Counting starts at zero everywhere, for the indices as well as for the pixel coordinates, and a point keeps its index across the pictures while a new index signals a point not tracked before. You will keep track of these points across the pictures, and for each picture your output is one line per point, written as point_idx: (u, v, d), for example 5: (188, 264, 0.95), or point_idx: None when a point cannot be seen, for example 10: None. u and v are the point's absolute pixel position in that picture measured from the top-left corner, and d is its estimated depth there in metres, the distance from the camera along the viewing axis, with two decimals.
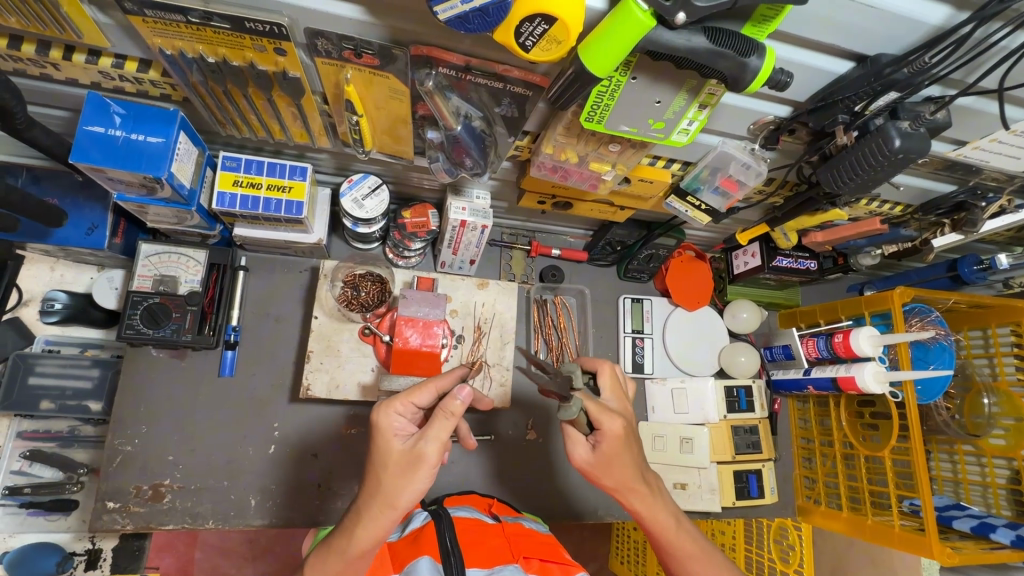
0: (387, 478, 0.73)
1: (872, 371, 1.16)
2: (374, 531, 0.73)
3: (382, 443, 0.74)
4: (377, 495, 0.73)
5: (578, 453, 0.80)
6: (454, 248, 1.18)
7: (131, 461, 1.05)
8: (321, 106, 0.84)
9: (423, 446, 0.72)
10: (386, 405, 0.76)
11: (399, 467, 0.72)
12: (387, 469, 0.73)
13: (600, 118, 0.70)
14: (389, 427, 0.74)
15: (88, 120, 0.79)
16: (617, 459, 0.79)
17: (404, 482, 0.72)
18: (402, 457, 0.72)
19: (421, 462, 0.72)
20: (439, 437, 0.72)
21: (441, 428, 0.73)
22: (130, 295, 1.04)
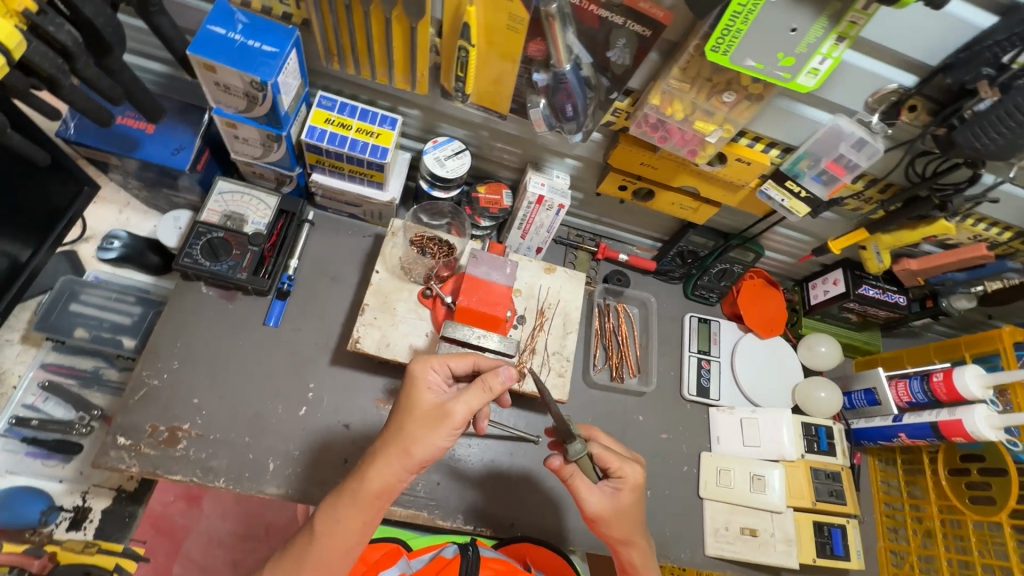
0: (406, 427, 0.69)
1: (984, 415, 1.02)
2: (383, 474, 0.68)
3: (411, 393, 0.72)
4: (394, 441, 0.69)
5: (591, 500, 0.81)
6: (524, 231, 1.15)
7: (154, 397, 0.96)
8: (433, 40, 0.85)
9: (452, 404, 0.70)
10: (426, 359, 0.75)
11: (419, 416, 0.70)
12: (410, 419, 0.70)
13: (726, 49, 0.68)
14: (424, 380, 0.73)
15: (212, 23, 0.81)
16: (628, 509, 0.82)
17: (422, 435, 0.69)
18: (428, 410, 0.69)
19: (443, 419, 0.69)
20: (469, 400, 0.70)
21: (474, 397, 0.70)
22: (196, 225, 1.02)
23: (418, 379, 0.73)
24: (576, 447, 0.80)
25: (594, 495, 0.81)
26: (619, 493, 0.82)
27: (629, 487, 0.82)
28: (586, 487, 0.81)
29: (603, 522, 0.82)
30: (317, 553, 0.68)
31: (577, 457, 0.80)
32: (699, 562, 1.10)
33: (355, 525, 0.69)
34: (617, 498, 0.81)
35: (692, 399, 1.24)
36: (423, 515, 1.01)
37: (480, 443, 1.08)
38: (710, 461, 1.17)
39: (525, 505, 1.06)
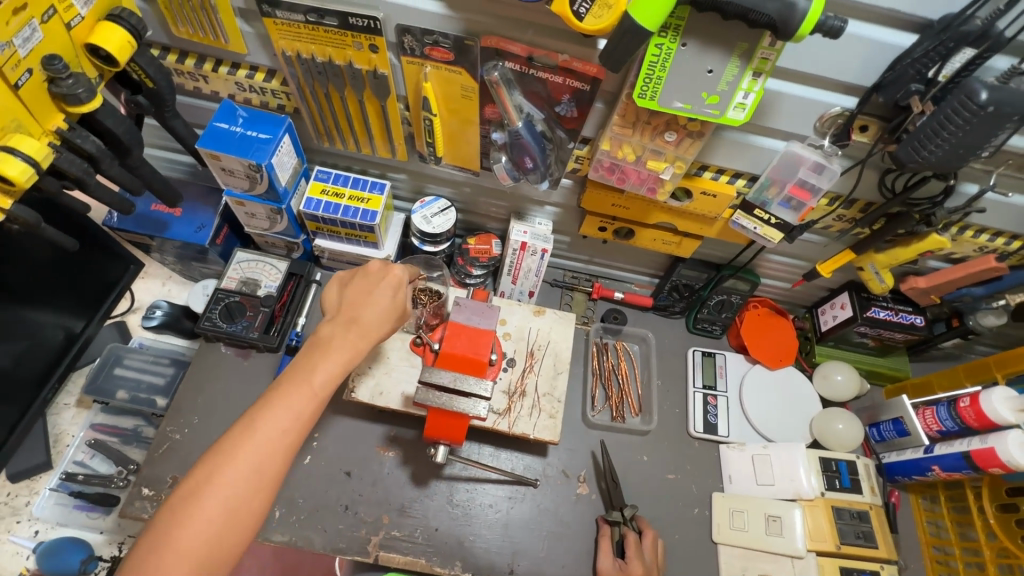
0: (385, 314, 0.83)
1: (1018, 441, 0.93)
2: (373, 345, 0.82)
3: (389, 290, 0.85)
4: (376, 322, 0.82)
5: (603, 560, 1.00)
6: (514, 277, 1.20)
7: (176, 450, 1.06)
8: (404, 114, 0.95)
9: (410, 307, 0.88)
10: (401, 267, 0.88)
11: (395, 310, 0.84)
12: (386, 309, 0.84)
13: (652, 94, 0.73)
14: (401, 283, 0.86)
15: (218, 120, 0.96)
16: None
17: (395, 326, 0.85)
18: (402, 307, 0.85)
19: (405, 316, 0.86)
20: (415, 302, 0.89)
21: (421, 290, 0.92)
22: (216, 291, 1.15)
23: (400, 280, 0.87)
24: (617, 513, 1.04)
25: (609, 560, 1.00)
26: (628, 568, 0.98)
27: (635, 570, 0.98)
28: (606, 552, 1.02)
29: None
30: (317, 392, 0.75)
31: (615, 522, 1.04)
32: None
33: (343, 370, 0.78)
34: (625, 570, 0.98)
35: (699, 437, 1.20)
36: (421, 562, 1.02)
37: (479, 487, 1.09)
38: (723, 502, 1.12)
39: (526, 551, 1.05)
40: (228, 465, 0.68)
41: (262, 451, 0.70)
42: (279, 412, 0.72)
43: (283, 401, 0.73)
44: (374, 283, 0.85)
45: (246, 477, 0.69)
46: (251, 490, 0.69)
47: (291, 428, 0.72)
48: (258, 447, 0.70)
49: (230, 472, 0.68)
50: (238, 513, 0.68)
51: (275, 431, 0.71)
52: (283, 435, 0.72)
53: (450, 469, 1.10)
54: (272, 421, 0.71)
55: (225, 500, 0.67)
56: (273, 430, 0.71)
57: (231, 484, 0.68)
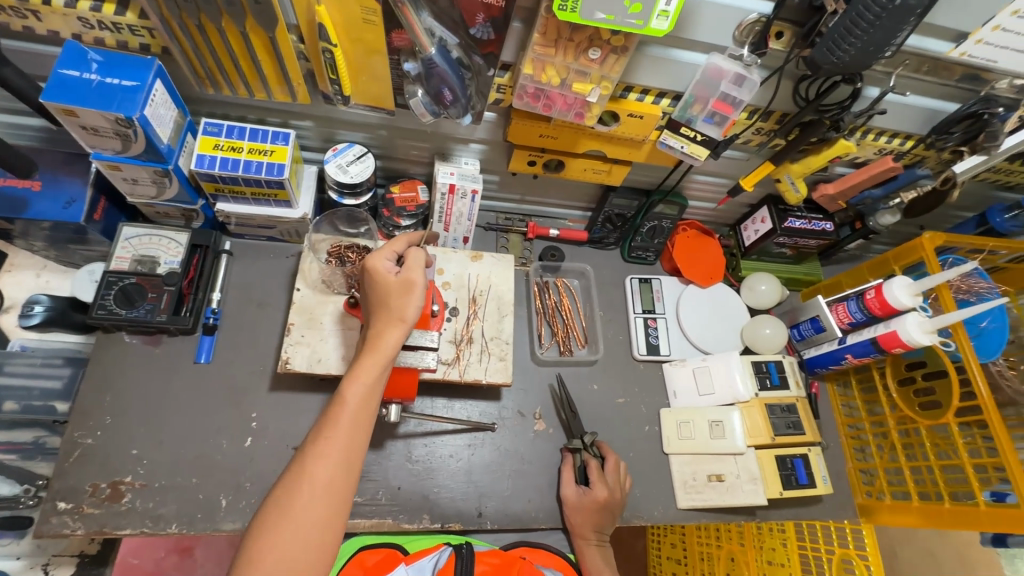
0: (387, 304, 0.78)
1: (916, 322, 1.04)
2: (395, 337, 0.76)
3: (376, 282, 0.80)
4: (383, 317, 0.78)
5: (567, 488, 1.04)
6: (446, 223, 1.14)
7: (90, 456, 0.94)
8: (298, 47, 0.84)
9: (410, 272, 0.80)
10: (379, 253, 0.82)
11: (392, 293, 0.79)
12: (386, 303, 0.78)
13: (573, 6, 0.68)
14: (383, 265, 0.80)
15: (64, 65, 0.79)
16: (588, 512, 1.02)
17: (400, 303, 0.78)
18: (395, 284, 0.79)
19: (410, 285, 0.79)
20: (420, 264, 0.81)
21: (416, 258, 0.82)
22: (106, 274, 1.00)
23: (382, 269, 0.80)
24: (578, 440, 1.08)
25: (572, 488, 1.04)
26: (592, 490, 1.02)
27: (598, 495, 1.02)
28: (569, 479, 1.05)
29: (569, 509, 1.03)
30: (357, 413, 0.71)
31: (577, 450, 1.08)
32: (673, 517, 1.12)
33: (378, 383, 0.74)
34: (590, 494, 1.02)
35: (643, 359, 1.25)
36: (388, 521, 1.00)
37: (436, 440, 1.08)
38: (671, 416, 1.18)
39: (493, 493, 1.06)
40: (285, 517, 0.64)
41: (323, 487, 0.66)
42: (326, 441, 0.68)
43: (320, 441, 0.68)
44: (366, 287, 0.82)
45: (313, 517, 0.64)
46: (323, 527, 0.65)
47: (344, 458, 0.68)
48: (311, 487, 0.65)
49: (292, 522, 0.64)
50: (319, 556, 0.64)
51: (329, 464, 0.67)
52: (336, 467, 0.67)
53: (405, 427, 1.07)
54: (322, 456, 0.67)
55: (297, 535, 0.63)
56: (326, 465, 0.67)
57: (297, 532, 0.63)
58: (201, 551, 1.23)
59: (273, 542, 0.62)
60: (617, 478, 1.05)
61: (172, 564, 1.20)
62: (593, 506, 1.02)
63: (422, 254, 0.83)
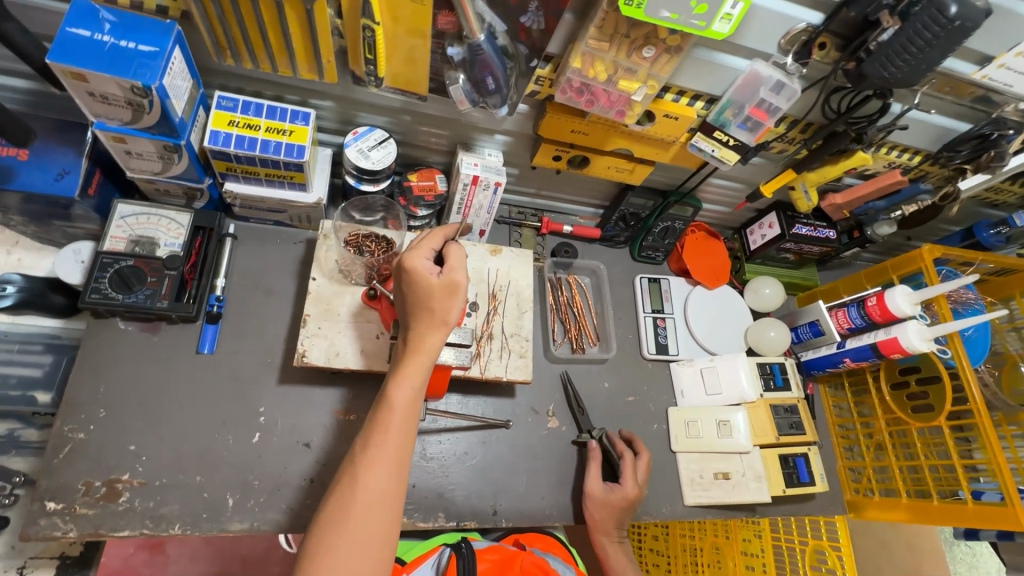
0: (431, 305, 0.78)
1: (916, 330, 1.09)
2: (437, 340, 0.78)
3: (417, 282, 0.79)
4: (426, 320, 0.78)
5: (591, 481, 1.04)
6: (465, 214, 1.11)
7: (83, 451, 0.87)
8: (334, 22, 0.79)
9: (454, 272, 0.79)
10: (416, 252, 0.81)
11: (435, 294, 0.78)
12: (428, 305, 0.78)
13: (639, 2, 0.67)
14: (424, 265, 0.79)
15: (72, 24, 0.71)
16: (615, 506, 1.03)
17: (444, 305, 0.78)
18: (438, 286, 0.78)
19: (453, 286, 0.79)
20: (461, 263, 0.81)
21: (457, 257, 0.81)
22: (100, 255, 0.92)
23: (423, 270, 0.79)
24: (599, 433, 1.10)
25: (597, 483, 1.04)
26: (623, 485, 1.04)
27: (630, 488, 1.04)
28: (593, 472, 1.05)
29: (592, 502, 1.03)
30: (403, 420, 0.74)
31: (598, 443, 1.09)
32: (680, 514, 1.14)
33: (422, 387, 0.76)
34: (616, 490, 1.03)
35: (652, 358, 1.26)
36: (402, 520, 0.98)
37: (451, 437, 1.05)
38: (678, 415, 1.20)
39: (508, 491, 1.05)
40: (344, 526, 0.67)
41: (377, 495, 0.70)
42: (376, 453, 0.71)
43: (368, 451, 0.72)
44: (404, 286, 0.81)
45: (370, 525, 0.68)
46: (380, 531, 0.69)
47: (395, 464, 0.72)
48: (365, 496, 0.69)
49: (350, 531, 0.67)
50: (378, 556, 0.68)
51: (381, 472, 0.71)
52: (387, 474, 0.71)
53: (419, 423, 1.05)
54: (373, 465, 0.71)
55: (357, 540, 0.67)
56: (379, 473, 0.71)
57: (356, 538, 0.67)
58: (173, 548, 1.23)
59: (333, 551, 0.66)
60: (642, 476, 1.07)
61: (142, 560, 1.19)
62: (611, 504, 1.03)
63: (461, 252, 0.83)
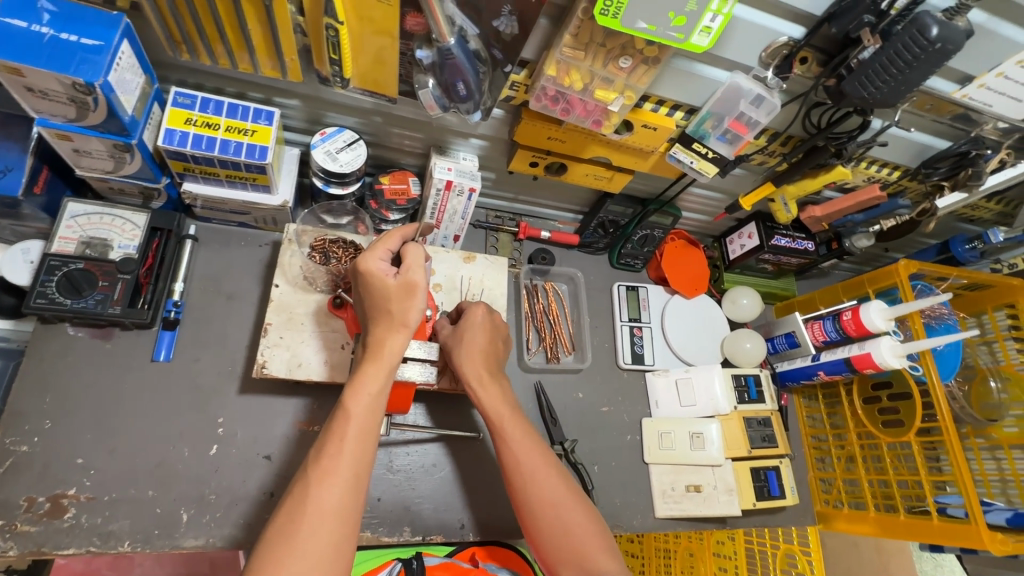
0: (389, 309, 0.76)
1: (889, 345, 1.09)
2: (397, 344, 0.76)
3: (374, 285, 0.76)
4: (385, 324, 0.76)
5: (440, 327, 0.95)
6: (438, 220, 1.07)
7: (27, 465, 0.83)
8: (296, 20, 0.75)
9: (410, 273, 0.76)
10: (372, 253, 0.78)
11: (392, 297, 0.75)
12: (386, 308, 0.76)
13: (615, 13, 0.64)
14: (379, 267, 0.76)
15: (8, 13, 0.66)
16: (473, 343, 0.91)
17: (402, 308, 0.76)
18: (395, 287, 0.75)
19: (410, 287, 0.76)
20: (418, 263, 0.78)
21: (415, 256, 0.78)
22: (46, 257, 0.87)
23: (378, 270, 0.76)
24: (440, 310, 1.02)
25: (447, 330, 0.94)
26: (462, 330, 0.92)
27: (475, 327, 0.93)
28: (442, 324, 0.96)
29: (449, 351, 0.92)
30: (360, 429, 0.72)
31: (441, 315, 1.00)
32: (651, 526, 1.13)
33: (381, 394, 0.74)
34: (464, 338, 0.92)
35: (628, 367, 1.25)
36: (366, 535, 0.95)
37: (419, 448, 1.03)
38: (652, 426, 1.19)
39: (475, 504, 1.02)
40: (293, 541, 0.64)
41: (331, 506, 0.67)
42: (330, 464, 0.69)
43: (320, 461, 0.70)
44: (362, 290, 0.78)
45: (322, 542, 0.65)
46: (334, 547, 0.66)
47: (352, 477, 0.70)
48: (317, 510, 0.66)
49: (298, 548, 0.64)
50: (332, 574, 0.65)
51: (335, 485, 0.68)
52: (342, 486, 0.69)
53: (386, 434, 1.02)
54: (326, 478, 0.68)
55: (308, 557, 0.64)
56: (334, 488, 0.68)
57: (306, 554, 0.64)
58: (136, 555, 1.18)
59: (279, 569, 0.62)
60: (484, 317, 0.94)
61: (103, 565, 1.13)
62: None
63: (421, 252, 0.79)
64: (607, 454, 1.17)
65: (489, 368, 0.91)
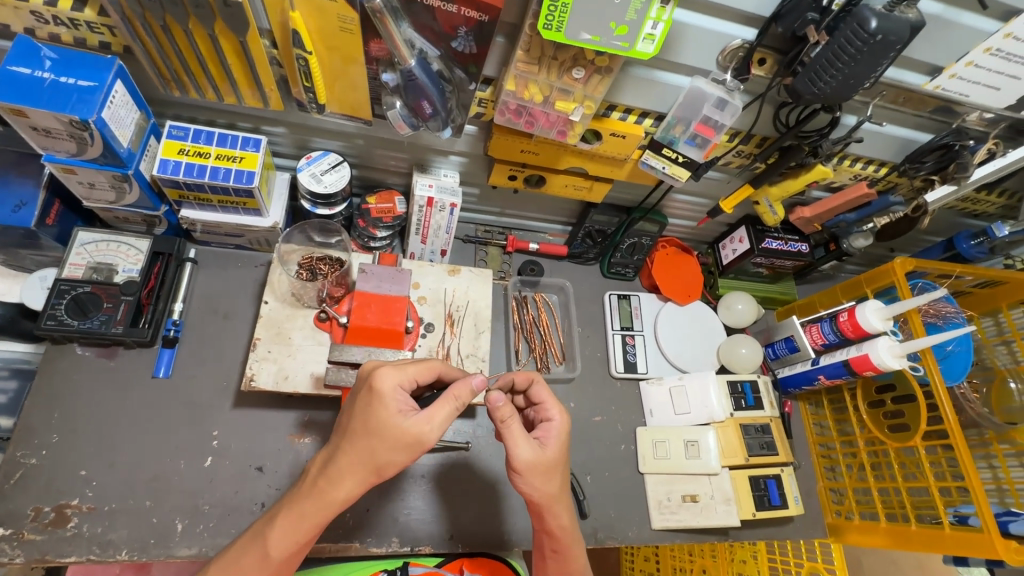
0: (378, 444, 0.69)
1: (886, 345, 1.06)
2: (348, 490, 0.71)
3: (378, 414, 0.69)
4: (363, 455, 0.70)
5: (547, 437, 0.81)
6: (423, 236, 1.10)
7: (34, 476, 0.88)
8: (271, 53, 0.81)
9: (424, 428, 0.70)
10: (398, 379, 0.71)
11: (389, 438, 0.69)
12: (377, 444, 0.69)
13: (558, 25, 0.67)
14: (396, 404, 0.70)
15: (15, 62, 0.74)
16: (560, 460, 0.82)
17: (390, 453, 0.70)
18: (403, 435, 0.69)
19: (410, 443, 0.70)
20: (442, 421, 0.71)
21: (444, 413, 0.72)
22: (57, 282, 0.94)
23: (390, 412, 0.69)
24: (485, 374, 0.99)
25: (550, 440, 0.81)
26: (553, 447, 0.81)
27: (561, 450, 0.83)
28: (547, 433, 0.81)
29: (528, 473, 0.79)
30: (317, 518, 0.72)
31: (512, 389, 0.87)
32: (647, 538, 1.10)
33: (344, 500, 0.72)
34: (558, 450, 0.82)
35: (621, 377, 1.24)
36: (355, 545, 0.96)
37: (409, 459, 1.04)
38: (647, 435, 1.17)
39: (464, 515, 1.03)
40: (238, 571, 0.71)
41: (280, 555, 0.71)
42: (294, 522, 0.71)
43: (266, 543, 0.71)
44: (361, 404, 0.71)
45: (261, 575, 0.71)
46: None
47: (305, 539, 0.72)
48: (266, 554, 0.71)
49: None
50: None
51: (286, 540, 0.71)
52: (294, 545, 0.72)
53: None
54: (283, 531, 0.71)
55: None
56: (286, 538, 0.71)
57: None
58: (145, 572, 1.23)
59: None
60: (564, 433, 0.82)
61: None
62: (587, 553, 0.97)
63: (442, 408, 0.72)
64: (602, 465, 1.15)
65: (562, 486, 0.82)
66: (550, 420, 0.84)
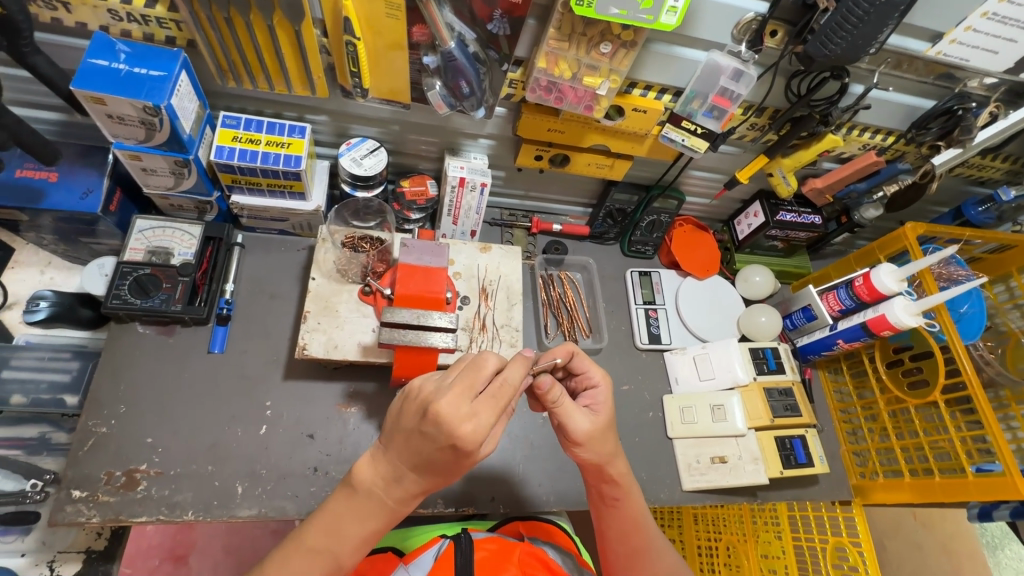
0: (425, 442, 0.68)
1: (902, 304, 1.10)
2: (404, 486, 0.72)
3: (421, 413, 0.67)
4: (413, 451, 0.69)
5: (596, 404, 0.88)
6: (455, 217, 1.17)
7: (105, 443, 0.94)
8: (321, 42, 0.88)
9: (466, 423, 0.67)
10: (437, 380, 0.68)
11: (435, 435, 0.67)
12: (423, 441, 0.68)
13: (590, 1, 0.74)
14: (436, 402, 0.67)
15: (93, 56, 0.82)
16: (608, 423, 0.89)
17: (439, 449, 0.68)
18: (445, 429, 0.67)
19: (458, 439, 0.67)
20: (482, 417, 0.67)
21: (484, 410, 0.68)
22: (120, 264, 1.01)
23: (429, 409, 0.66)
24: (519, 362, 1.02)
25: (596, 404, 0.89)
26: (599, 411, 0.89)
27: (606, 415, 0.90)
28: (595, 398, 0.90)
29: (588, 441, 0.86)
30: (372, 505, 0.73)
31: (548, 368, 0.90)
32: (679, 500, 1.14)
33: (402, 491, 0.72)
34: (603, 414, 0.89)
35: (645, 348, 1.29)
36: None
37: None
38: (674, 402, 1.22)
39: (504, 479, 1.07)
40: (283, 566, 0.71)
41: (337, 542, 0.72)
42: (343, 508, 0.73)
43: (310, 536, 0.72)
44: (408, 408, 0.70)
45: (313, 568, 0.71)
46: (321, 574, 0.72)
47: (362, 531, 0.73)
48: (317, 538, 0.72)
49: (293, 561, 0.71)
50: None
51: (346, 520, 0.73)
52: (356, 535, 0.73)
53: None
54: (335, 516, 0.73)
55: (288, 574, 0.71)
56: (345, 526, 0.73)
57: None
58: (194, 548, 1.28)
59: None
60: (610, 396, 0.90)
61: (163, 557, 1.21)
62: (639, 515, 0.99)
63: (481, 405, 0.68)
64: (632, 432, 1.20)
65: (617, 446, 0.89)
66: (593, 389, 0.91)
